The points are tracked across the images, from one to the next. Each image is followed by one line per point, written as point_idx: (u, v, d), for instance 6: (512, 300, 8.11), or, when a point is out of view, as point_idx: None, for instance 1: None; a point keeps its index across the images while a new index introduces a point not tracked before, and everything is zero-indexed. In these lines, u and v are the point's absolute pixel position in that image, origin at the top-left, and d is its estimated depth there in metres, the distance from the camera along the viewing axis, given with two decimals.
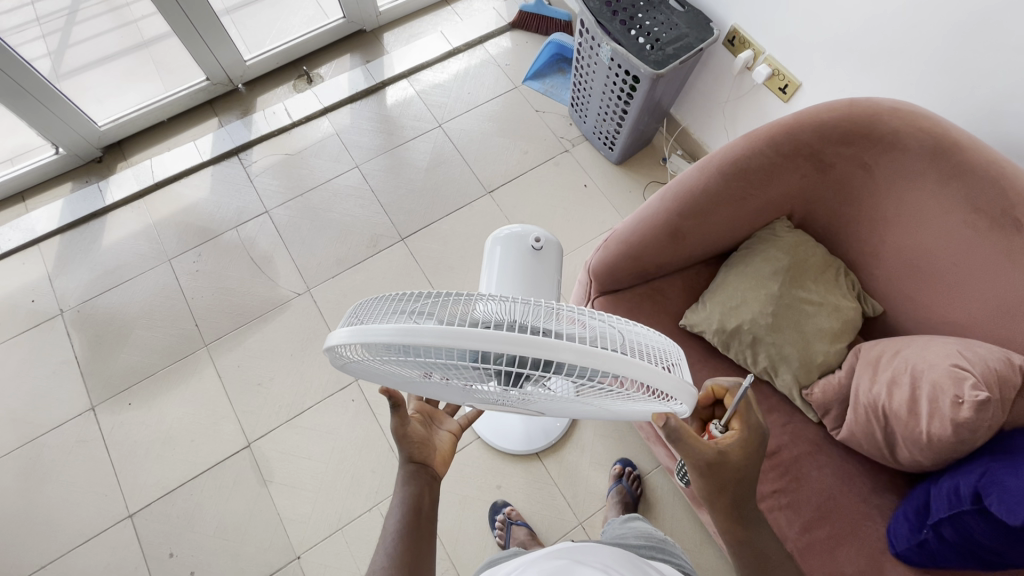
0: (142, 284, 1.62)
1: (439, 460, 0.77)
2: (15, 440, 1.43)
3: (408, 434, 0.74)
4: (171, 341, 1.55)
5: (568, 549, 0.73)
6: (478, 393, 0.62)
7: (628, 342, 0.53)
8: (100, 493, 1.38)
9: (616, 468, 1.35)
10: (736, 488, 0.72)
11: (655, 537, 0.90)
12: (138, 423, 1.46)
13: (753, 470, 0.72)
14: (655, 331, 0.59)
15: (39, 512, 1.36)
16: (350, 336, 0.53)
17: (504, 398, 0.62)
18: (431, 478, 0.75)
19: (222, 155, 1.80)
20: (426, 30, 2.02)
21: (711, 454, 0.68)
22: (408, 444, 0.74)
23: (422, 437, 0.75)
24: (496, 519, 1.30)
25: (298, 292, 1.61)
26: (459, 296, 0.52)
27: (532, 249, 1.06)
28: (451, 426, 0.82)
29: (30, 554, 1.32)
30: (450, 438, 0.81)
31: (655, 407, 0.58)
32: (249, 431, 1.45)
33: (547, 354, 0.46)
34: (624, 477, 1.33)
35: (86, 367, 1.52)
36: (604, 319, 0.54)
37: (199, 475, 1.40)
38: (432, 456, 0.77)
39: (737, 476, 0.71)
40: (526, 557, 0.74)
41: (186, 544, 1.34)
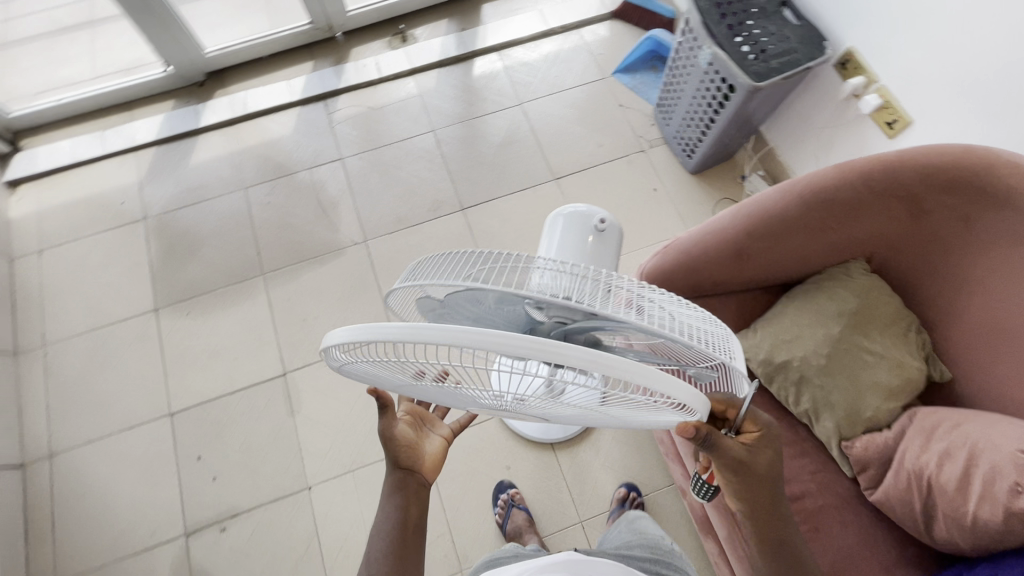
0: (218, 206, 1.73)
1: (428, 469, 0.78)
2: (86, 324, 1.57)
3: (395, 440, 0.76)
4: (233, 263, 1.65)
5: (572, 560, 0.73)
6: (486, 398, 0.61)
7: (680, 326, 0.54)
8: (148, 387, 1.50)
9: (620, 491, 1.31)
10: (769, 488, 0.69)
11: (654, 546, 0.88)
12: (191, 332, 1.57)
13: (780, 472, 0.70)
14: (712, 318, 0.60)
15: (95, 392, 1.50)
16: (351, 335, 0.52)
17: (515, 399, 0.61)
18: (420, 484, 0.76)
19: (311, 99, 1.87)
20: (525, 7, 2.01)
21: (737, 457, 0.67)
22: (396, 449, 0.76)
23: (408, 445, 0.77)
24: (500, 497, 1.32)
25: (355, 241, 1.67)
26: (519, 262, 0.54)
27: (596, 229, 1.03)
28: (442, 432, 0.83)
29: (81, 428, 1.46)
30: (441, 444, 0.81)
31: (673, 418, 0.57)
32: (286, 361, 1.53)
33: (557, 358, 0.45)
34: (629, 501, 1.29)
35: (156, 272, 1.64)
36: (656, 301, 0.55)
37: (236, 392, 1.50)
38: (420, 462, 0.78)
39: (767, 475, 0.69)
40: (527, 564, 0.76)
41: (213, 452, 1.43)
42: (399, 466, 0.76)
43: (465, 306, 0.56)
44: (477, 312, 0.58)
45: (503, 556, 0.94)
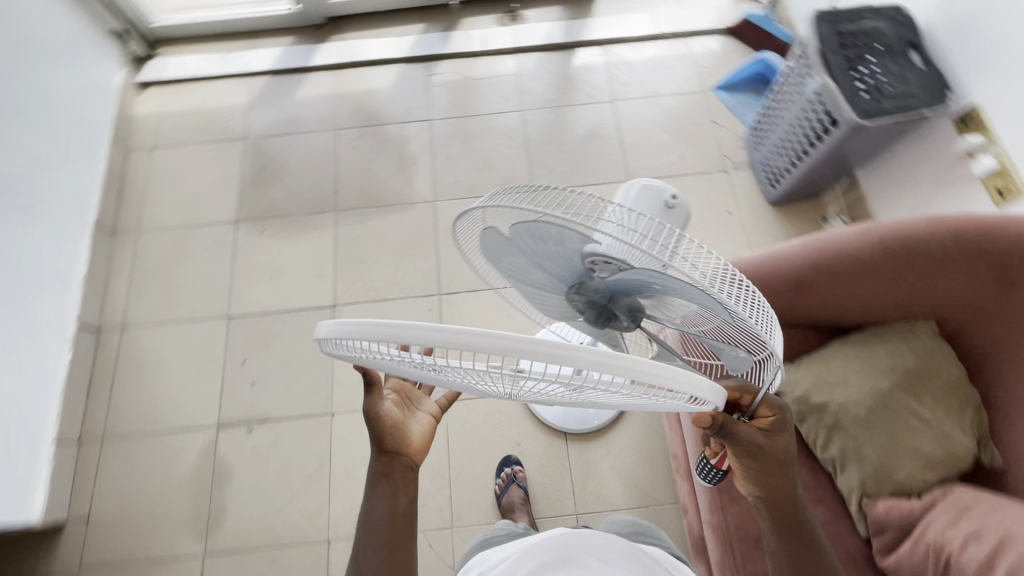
0: (310, 140, 1.84)
1: (414, 452, 0.79)
2: (176, 221, 1.73)
3: (382, 422, 0.77)
4: (311, 196, 1.76)
5: (562, 539, 0.76)
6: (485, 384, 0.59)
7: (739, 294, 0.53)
8: (215, 289, 1.64)
9: None
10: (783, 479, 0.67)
11: (648, 533, 0.92)
12: (262, 249, 1.69)
13: (793, 464, 0.67)
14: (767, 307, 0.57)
15: (170, 282, 1.65)
16: (338, 331, 0.48)
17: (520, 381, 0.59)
18: (405, 467, 0.77)
19: (415, 59, 1.95)
20: (640, 8, 2.00)
21: (749, 441, 0.64)
22: (382, 431, 0.77)
23: (390, 431, 0.77)
24: (504, 469, 1.35)
25: (425, 199, 1.74)
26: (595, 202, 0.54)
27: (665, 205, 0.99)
28: (430, 409, 0.84)
29: (151, 310, 1.61)
30: (429, 422, 0.83)
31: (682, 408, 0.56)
32: (338, 294, 1.62)
33: (564, 361, 0.42)
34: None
35: (244, 188, 1.78)
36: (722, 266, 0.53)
37: (288, 311, 1.60)
38: (407, 445, 0.79)
39: (787, 458, 0.66)
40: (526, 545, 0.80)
41: (257, 361, 1.54)
42: (383, 449, 0.77)
43: (519, 246, 0.56)
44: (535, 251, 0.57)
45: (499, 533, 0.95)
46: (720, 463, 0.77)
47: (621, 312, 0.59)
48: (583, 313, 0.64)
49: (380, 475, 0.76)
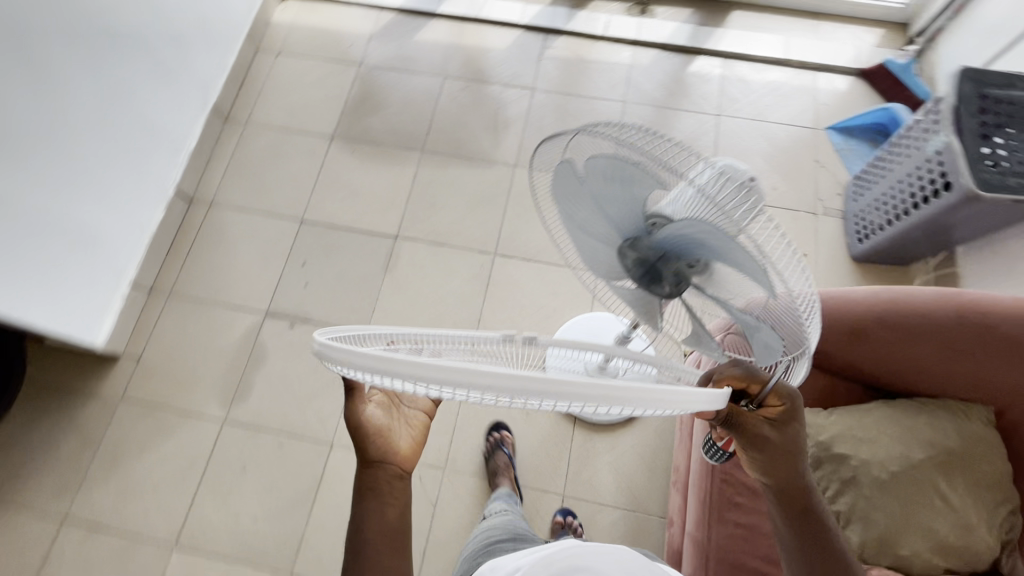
0: (417, 81, 1.92)
1: (403, 460, 0.70)
2: (280, 123, 1.86)
3: (364, 429, 0.69)
4: (404, 133, 1.84)
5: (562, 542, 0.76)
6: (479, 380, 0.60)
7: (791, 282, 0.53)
8: (297, 193, 1.76)
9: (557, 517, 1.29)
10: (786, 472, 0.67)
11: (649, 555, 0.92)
12: (347, 168, 1.79)
13: (798, 458, 0.66)
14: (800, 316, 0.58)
15: (260, 176, 1.78)
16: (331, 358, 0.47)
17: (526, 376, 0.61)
18: (394, 476, 0.69)
19: (535, 29, 1.97)
20: (774, 30, 1.93)
21: (750, 425, 0.65)
22: (366, 439, 0.69)
23: (373, 434, 0.69)
24: (493, 434, 1.38)
25: (507, 162, 1.77)
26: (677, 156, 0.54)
27: None
28: (420, 406, 0.74)
29: (238, 196, 1.75)
30: (420, 421, 0.73)
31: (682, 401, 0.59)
32: (403, 228, 1.69)
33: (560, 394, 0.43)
34: (564, 530, 1.27)
35: (346, 110, 1.88)
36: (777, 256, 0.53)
37: (353, 230, 1.69)
38: (394, 453, 0.70)
39: (789, 448, 0.66)
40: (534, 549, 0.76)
41: (314, 268, 1.65)
42: (368, 456, 0.69)
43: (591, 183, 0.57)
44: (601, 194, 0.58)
45: (499, 536, 0.99)
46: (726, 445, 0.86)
47: (668, 275, 0.61)
48: (628, 273, 0.66)
49: (369, 487, 0.69)
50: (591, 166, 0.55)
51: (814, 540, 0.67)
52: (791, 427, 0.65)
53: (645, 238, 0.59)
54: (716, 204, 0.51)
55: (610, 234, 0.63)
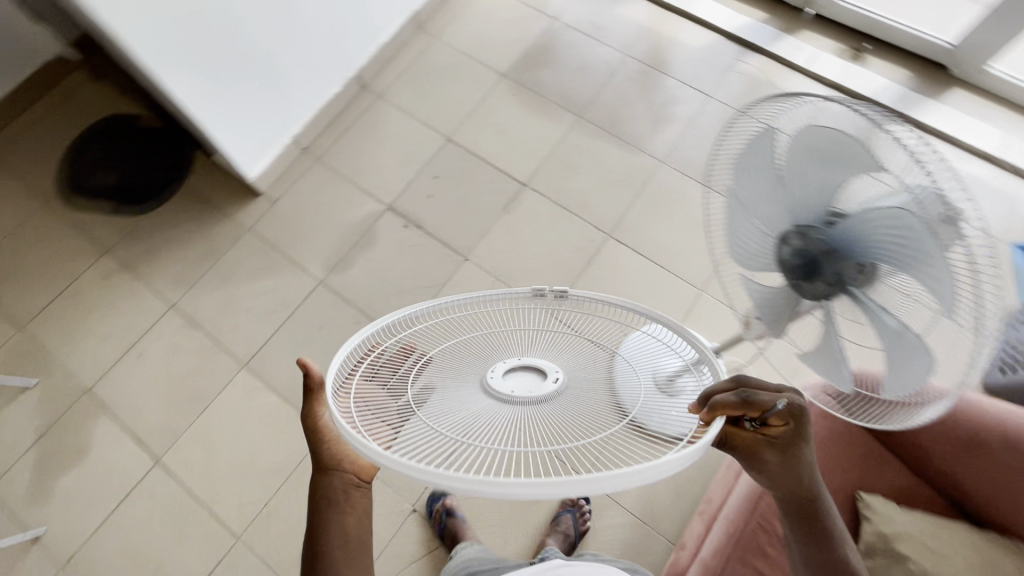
0: (599, 50, 1.90)
1: (359, 469, 0.74)
2: (460, 46, 1.93)
3: (319, 434, 0.75)
4: (568, 93, 1.83)
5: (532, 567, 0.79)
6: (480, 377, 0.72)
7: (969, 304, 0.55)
8: (452, 113, 1.83)
9: (571, 496, 1.32)
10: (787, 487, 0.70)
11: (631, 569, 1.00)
12: (503, 107, 1.83)
13: (799, 476, 0.69)
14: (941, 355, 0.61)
15: (427, 87, 1.87)
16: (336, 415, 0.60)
17: (533, 375, 0.72)
18: (350, 484, 0.73)
19: (737, 38, 1.87)
20: (995, 124, 1.73)
21: (753, 442, 0.68)
22: (320, 445, 0.74)
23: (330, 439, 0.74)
24: None
25: (657, 164, 1.71)
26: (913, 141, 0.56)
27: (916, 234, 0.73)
28: None
29: (402, 98, 1.86)
30: None
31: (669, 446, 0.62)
32: (533, 179, 1.71)
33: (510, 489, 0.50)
34: (572, 509, 1.31)
35: (523, 54, 1.91)
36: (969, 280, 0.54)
37: (487, 164, 1.74)
38: (349, 461, 0.74)
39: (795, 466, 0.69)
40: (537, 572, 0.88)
41: (442, 185, 1.72)
42: (326, 460, 0.73)
43: (793, 162, 0.66)
44: (804, 169, 0.66)
45: (484, 564, 1.05)
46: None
47: (828, 270, 0.67)
48: (783, 263, 0.73)
49: (325, 494, 0.72)
50: (798, 141, 0.64)
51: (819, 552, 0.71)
52: (796, 442, 0.68)
53: (818, 230, 0.67)
54: (928, 201, 0.54)
55: (786, 218, 0.71)
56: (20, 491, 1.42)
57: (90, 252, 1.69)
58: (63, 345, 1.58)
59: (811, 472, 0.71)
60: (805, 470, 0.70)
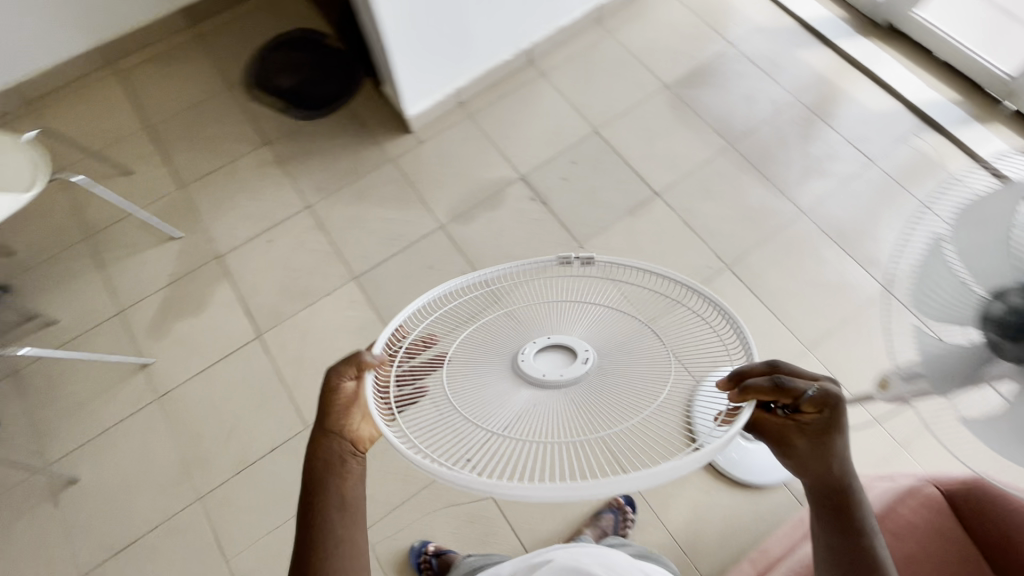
0: (768, 86, 1.86)
1: (359, 439, 0.74)
2: (632, 47, 1.95)
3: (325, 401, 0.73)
4: (725, 119, 1.81)
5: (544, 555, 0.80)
6: (507, 356, 0.74)
7: None
8: (606, 106, 1.86)
9: (619, 499, 1.32)
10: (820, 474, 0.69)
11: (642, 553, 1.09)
12: (657, 114, 1.84)
13: (830, 462, 0.68)
14: None
15: (588, 76, 1.91)
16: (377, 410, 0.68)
17: (565, 354, 0.72)
18: (348, 452, 0.73)
19: (919, 112, 1.78)
20: None
21: (782, 427, 0.68)
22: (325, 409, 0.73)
23: (338, 409, 0.73)
24: None
25: (797, 208, 1.67)
26: None
27: None
28: None
29: (562, 79, 1.91)
30: None
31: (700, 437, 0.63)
32: (666, 191, 1.72)
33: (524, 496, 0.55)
34: (616, 509, 1.31)
35: (691, 70, 1.91)
36: None
37: (626, 164, 1.76)
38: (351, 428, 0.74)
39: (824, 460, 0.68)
40: (521, 561, 0.93)
41: (578, 171, 1.76)
42: (330, 426, 0.73)
43: None
44: None
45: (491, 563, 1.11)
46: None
47: None
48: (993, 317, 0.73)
49: (324, 458, 0.73)
50: None
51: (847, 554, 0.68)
52: (828, 431, 0.67)
53: None
54: None
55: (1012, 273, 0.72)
56: (144, 322, 1.61)
57: (255, 139, 1.87)
58: (211, 212, 1.76)
59: (844, 461, 0.69)
60: (838, 460, 0.69)
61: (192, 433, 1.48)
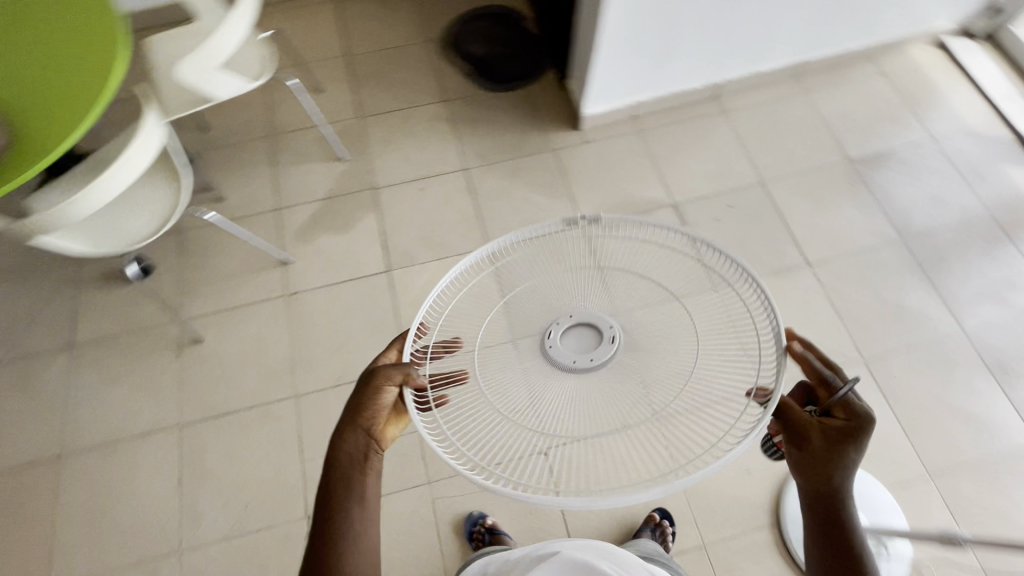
0: (963, 192, 1.73)
1: (380, 438, 0.81)
2: (824, 111, 1.89)
3: (352, 404, 0.80)
4: (904, 211, 1.71)
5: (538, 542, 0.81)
6: (533, 332, 0.79)
7: None
8: (780, 162, 1.80)
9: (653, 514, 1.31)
10: (823, 484, 0.71)
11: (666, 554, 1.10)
12: (831, 185, 1.76)
13: (831, 472, 0.70)
14: None
15: (771, 127, 1.86)
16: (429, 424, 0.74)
17: (593, 333, 0.77)
18: (371, 449, 0.80)
19: None
20: None
21: (805, 424, 0.71)
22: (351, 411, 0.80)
23: (369, 411, 0.78)
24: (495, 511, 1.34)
25: (960, 326, 1.54)
26: None
27: None
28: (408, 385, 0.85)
29: (743, 122, 1.87)
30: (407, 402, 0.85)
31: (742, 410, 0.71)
32: (819, 264, 1.64)
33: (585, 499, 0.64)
34: (653, 527, 1.30)
35: (881, 152, 1.81)
36: None
37: (785, 225, 1.70)
38: (377, 426, 0.80)
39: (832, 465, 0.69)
40: (532, 549, 0.81)
41: (733, 217, 1.72)
42: (358, 424, 0.79)
43: None
44: None
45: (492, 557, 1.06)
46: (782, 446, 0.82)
47: None
48: None
49: (349, 455, 0.79)
50: None
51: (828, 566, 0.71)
52: (850, 440, 0.69)
53: None
54: None
55: None
56: (296, 225, 1.75)
57: (435, 93, 1.97)
58: (378, 147, 1.88)
59: (852, 474, 0.70)
60: (842, 474, 0.70)
61: (306, 337, 1.58)
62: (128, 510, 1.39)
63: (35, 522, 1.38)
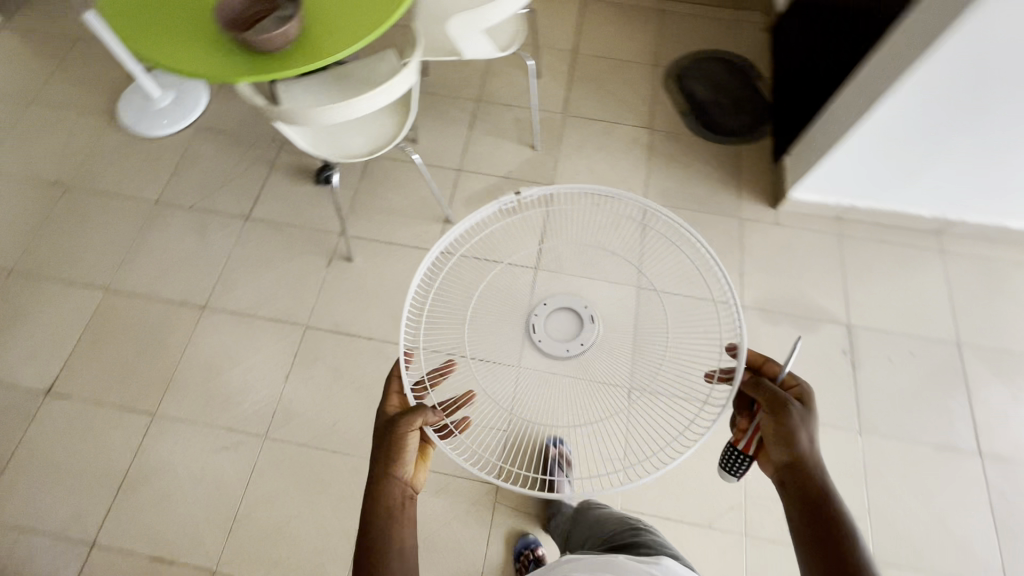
0: None
1: (411, 483, 0.88)
2: None
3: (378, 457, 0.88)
4: None
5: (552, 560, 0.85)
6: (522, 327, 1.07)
7: None
8: (987, 330, 1.58)
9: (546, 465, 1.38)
10: (795, 452, 0.80)
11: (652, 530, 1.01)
12: None
13: (799, 436, 0.80)
14: None
15: (990, 289, 1.64)
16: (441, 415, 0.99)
17: (575, 318, 1.05)
18: (404, 494, 0.86)
19: None
20: None
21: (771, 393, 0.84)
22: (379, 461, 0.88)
23: (397, 456, 0.87)
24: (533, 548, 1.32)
25: None
26: None
27: None
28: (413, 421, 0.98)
29: (960, 271, 1.66)
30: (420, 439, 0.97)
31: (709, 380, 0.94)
32: (992, 460, 1.42)
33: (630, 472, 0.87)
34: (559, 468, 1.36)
35: None
36: None
37: (967, 400, 1.49)
38: (404, 471, 0.88)
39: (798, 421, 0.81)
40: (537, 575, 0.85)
41: (911, 366, 1.53)
42: (384, 473, 0.86)
43: None
44: None
45: None
46: (745, 446, 0.89)
47: None
48: None
49: (386, 505, 0.84)
50: None
51: (825, 542, 0.72)
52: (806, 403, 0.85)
53: None
54: None
55: None
56: (468, 190, 1.79)
57: (643, 118, 1.93)
58: (570, 148, 1.87)
59: (812, 433, 0.82)
60: (807, 442, 0.80)
61: None
62: (238, 384, 1.49)
63: (165, 358, 1.52)
